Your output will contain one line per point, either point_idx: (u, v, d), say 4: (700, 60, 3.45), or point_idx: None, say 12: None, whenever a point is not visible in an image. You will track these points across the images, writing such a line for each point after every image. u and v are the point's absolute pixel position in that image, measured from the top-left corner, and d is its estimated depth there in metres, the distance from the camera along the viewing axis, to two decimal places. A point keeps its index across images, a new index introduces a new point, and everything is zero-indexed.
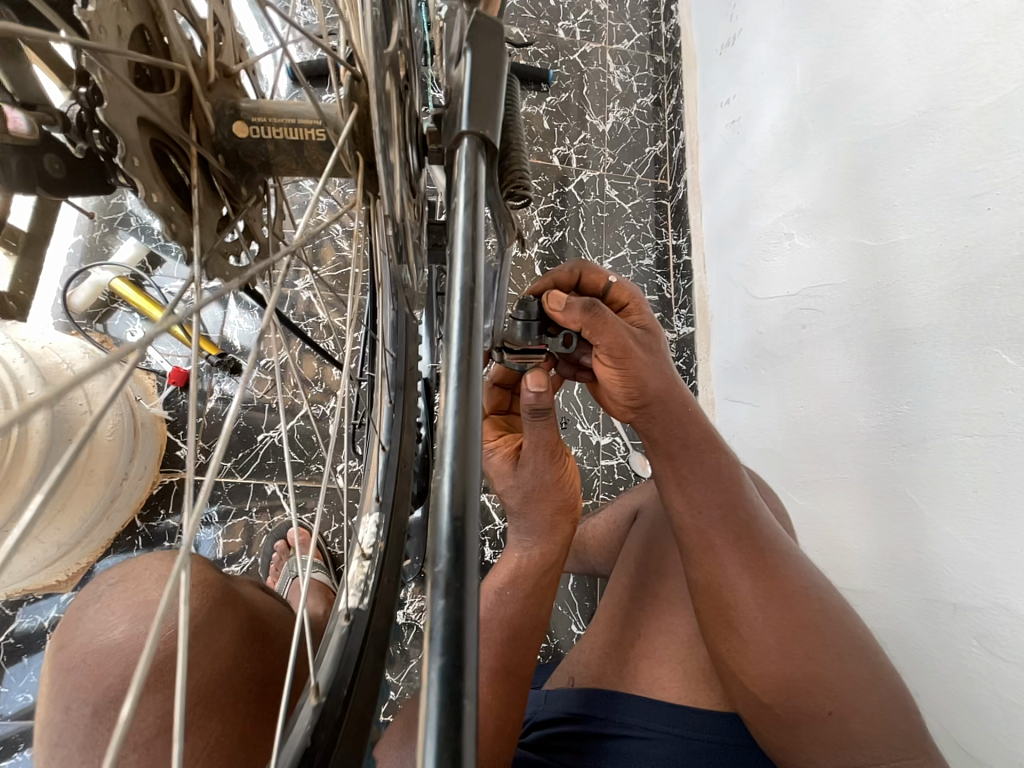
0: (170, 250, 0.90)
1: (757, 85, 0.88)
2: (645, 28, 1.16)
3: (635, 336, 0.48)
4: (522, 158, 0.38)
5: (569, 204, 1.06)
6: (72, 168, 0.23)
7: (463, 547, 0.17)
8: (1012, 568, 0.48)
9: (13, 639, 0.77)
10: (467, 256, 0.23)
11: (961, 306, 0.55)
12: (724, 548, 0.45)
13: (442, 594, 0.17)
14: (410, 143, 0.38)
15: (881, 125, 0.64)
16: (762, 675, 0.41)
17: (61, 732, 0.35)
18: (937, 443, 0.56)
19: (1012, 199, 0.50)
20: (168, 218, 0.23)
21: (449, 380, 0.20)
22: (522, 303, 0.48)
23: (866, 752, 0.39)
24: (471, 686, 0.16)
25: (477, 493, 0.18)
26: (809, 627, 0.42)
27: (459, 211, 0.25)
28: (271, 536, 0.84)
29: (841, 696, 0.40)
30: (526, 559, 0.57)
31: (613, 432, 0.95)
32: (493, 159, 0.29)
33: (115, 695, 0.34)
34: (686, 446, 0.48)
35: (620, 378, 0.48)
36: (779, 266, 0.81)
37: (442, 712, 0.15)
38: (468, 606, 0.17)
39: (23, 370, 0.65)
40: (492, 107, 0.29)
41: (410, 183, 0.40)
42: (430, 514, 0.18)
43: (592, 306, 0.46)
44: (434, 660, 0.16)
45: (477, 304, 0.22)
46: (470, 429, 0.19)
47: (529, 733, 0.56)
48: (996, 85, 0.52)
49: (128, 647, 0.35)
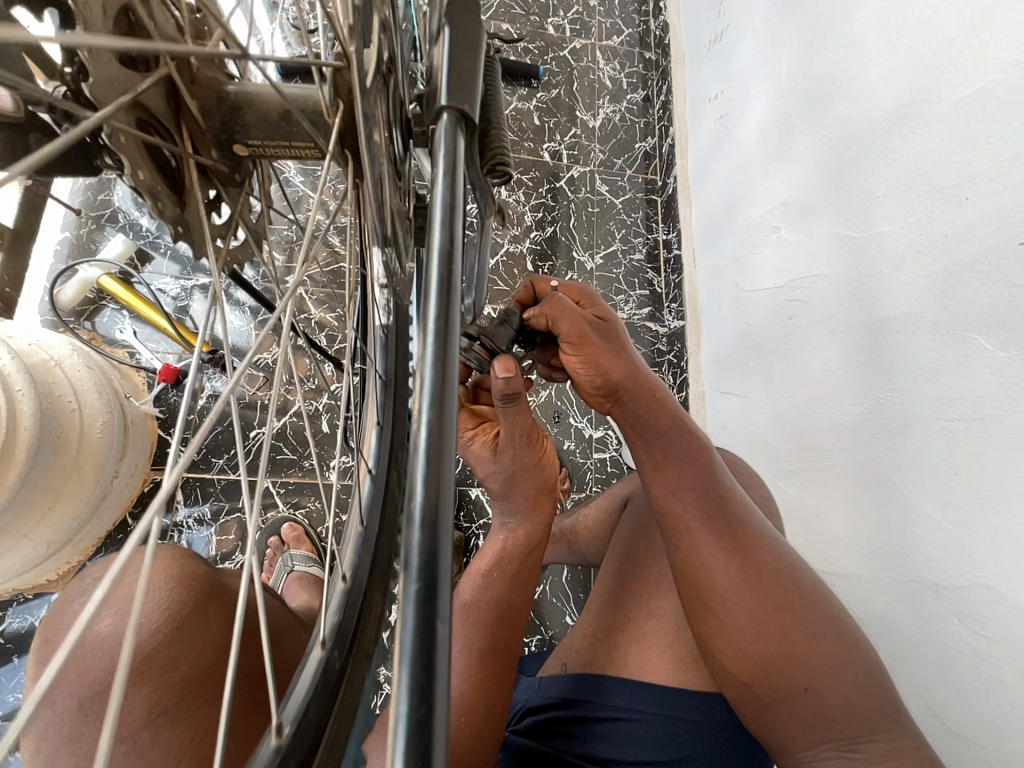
0: (160, 246, 0.89)
1: (744, 81, 0.89)
2: (634, 25, 1.17)
3: (593, 322, 0.51)
4: (503, 135, 0.38)
5: (560, 199, 1.06)
6: (58, 150, 0.23)
7: (438, 485, 0.19)
8: (993, 548, 0.50)
9: (3, 639, 0.76)
10: (444, 223, 0.25)
11: (941, 294, 0.56)
12: (700, 528, 0.46)
13: (418, 526, 0.18)
14: (396, 125, 0.39)
15: (864, 119, 0.66)
16: (740, 649, 0.42)
17: (47, 726, 0.34)
18: (920, 429, 0.58)
19: (991, 188, 0.51)
20: (155, 197, 0.23)
21: (427, 337, 0.22)
22: (501, 319, 0.50)
23: (844, 725, 0.40)
24: (444, 609, 0.17)
25: (451, 438, 0.20)
26: (782, 598, 0.43)
27: (438, 180, 0.26)
28: (264, 532, 0.84)
29: (815, 672, 0.41)
30: (510, 540, 0.58)
31: (605, 425, 0.96)
32: (472, 134, 0.30)
33: (101, 688, 0.34)
34: (658, 432, 0.50)
35: (583, 366, 0.50)
36: (766, 258, 0.82)
37: (415, 634, 0.16)
38: (441, 537, 0.18)
39: (13, 370, 0.63)
40: (471, 82, 0.30)
41: (396, 166, 0.41)
42: (409, 460, 0.20)
43: (553, 296, 0.50)
44: (410, 590, 0.17)
45: (455, 265, 0.24)
46: (446, 386, 0.21)
47: (523, 719, 0.57)
48: (974, 77, 0.53)
49: (114, 642, 0.35)
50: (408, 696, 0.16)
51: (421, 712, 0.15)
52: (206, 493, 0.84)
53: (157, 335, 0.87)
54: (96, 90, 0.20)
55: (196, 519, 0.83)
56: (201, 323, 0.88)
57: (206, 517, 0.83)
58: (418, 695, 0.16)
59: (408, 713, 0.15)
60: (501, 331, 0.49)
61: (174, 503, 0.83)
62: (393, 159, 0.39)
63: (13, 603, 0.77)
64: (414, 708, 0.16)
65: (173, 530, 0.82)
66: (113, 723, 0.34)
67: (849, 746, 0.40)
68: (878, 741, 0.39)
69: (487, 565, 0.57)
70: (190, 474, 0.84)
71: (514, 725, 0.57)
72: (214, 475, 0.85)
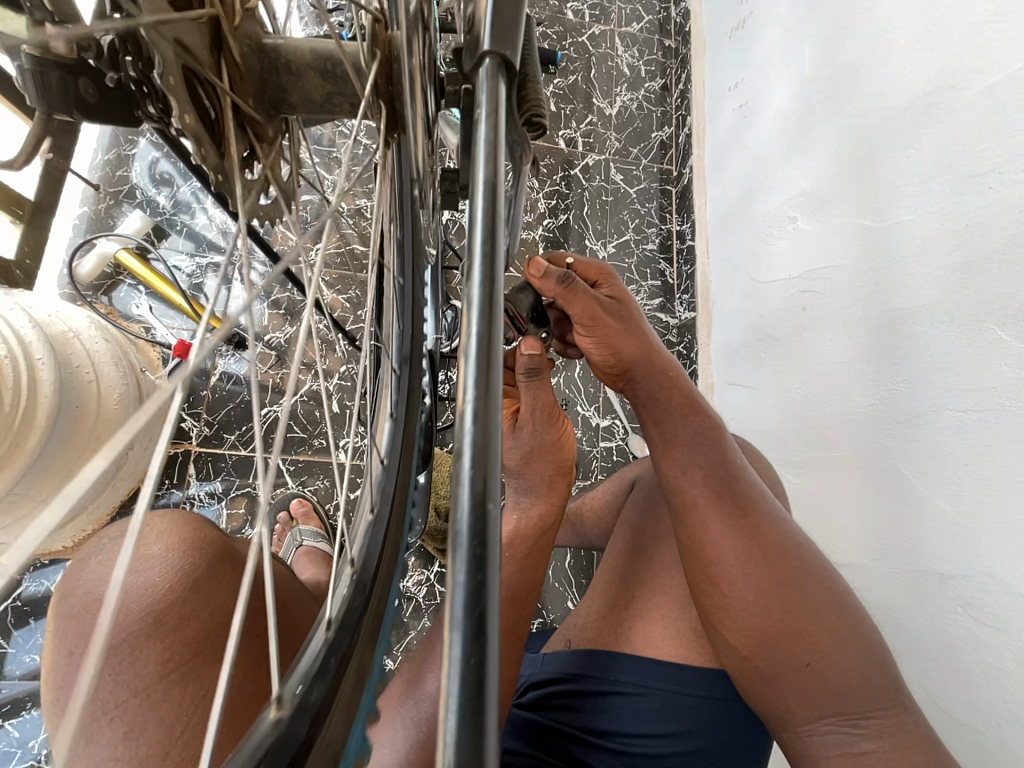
0: (176, 224, 0.90)
1: (765, 69, 0.88)
2: (654, 11, 1.16)
3: (605, 302, 0.50)
4: (538, 88, 0.41)
5: (574, 187, 1.06)
6: (105, 96, 0.24)
7: (488, 390, 0.20)
8: (1000, 539, 0.50)
9: (20, 602, 0.78)
10: (488, 158, 0.26)
11: (960, 284, 0.55)
12: (708, 505, 0.46)
13: (473, 419, 0.19)
14: (432, 87, 0.40)
15: (887, 108, 0.65)
16: (745, 616, 0.43)
17: (61, 678, 0.33)
18: (932, 420, 0.58)
19: (1014, 177, 0.51)
20: (199, 141, 0.24)
21: (474, 258, 0.23)
22: (519, 287, 0.51)
23: (848, 696, 0.40)
24: (495, 493, 0.18)
25: (499, 344, 0.21)
26: (787, 565, 0.44)
27: (481, 121, 0.27)
28: (274, 508, 0.85)
29: (819, 646, 0.41)
30: (523, 521, 0.59)
31: (613, 414, 0.96)
32: (512, 81, 0.31)
33: (116, 642, 0.34)
34: (669, 410, 0.51)
35: (596, 345, 0.51)
36: (782, 249, 0.82)
37: (471, 512, 0.17)
38: (492, 430, 0.19)
39: (32, 338, 0.65)
40: (513, 30, 0.31)
41: (428, 127, 0.42)
42: (461, 364, 0.20)
43: (567, 279, 0.48)
44: (464, 469, 0.18)
45: (498, 197, 0.25)
46: (494, 299, 0.22)
47: (527, 692, 0.58)
48: (1001, 64, 0.52)
49: (131, 595, 0.35)
50: (465, 566, 0.17)
51: (477, 583, 0.16)
52: (218, 469, 0.86)
53: (172, 312, 0.88)
54: (149, 32, 0.21)
55: (207, 493, 0.85)
56: (216, 302, 0.89)
57: (218, 492, 0.85)
58: (475, 564, 0.17)
59: (466, 582, 0.16)
60: (522, 298, 0.50)
61: (187, 477, 0.85)
62: (426, 120, 0.41)
63: (30, 568, 0.80)
64: (471, 578, 0.16)
65: (184, 502, 0.84)
66: (128, 675, 0.33)
67: (849, 720, 0.40)
68: (879, 716, 0.40)
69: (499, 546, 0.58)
70: (202, 448, 0.86)
71: (518, 699, 0.59)
72: (225, 451, 0.86)
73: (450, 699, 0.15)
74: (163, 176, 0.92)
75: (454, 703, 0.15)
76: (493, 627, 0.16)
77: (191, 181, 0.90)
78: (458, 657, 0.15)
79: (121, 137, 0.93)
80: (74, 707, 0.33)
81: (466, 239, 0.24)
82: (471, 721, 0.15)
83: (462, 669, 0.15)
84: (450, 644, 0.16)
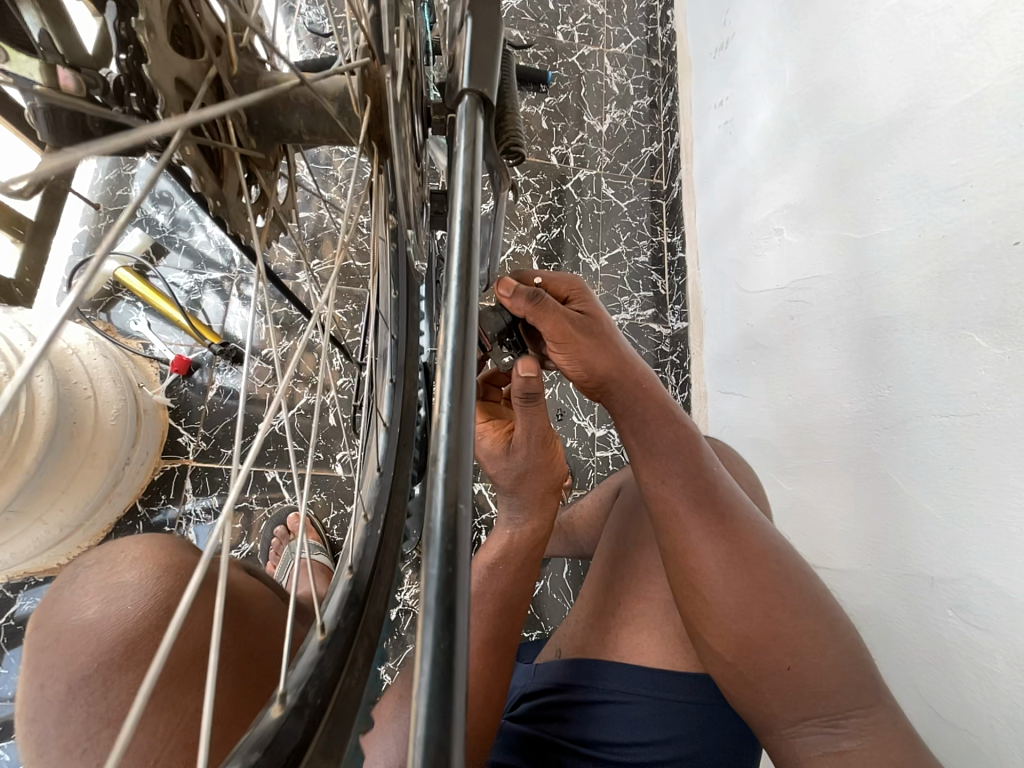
0: (175, 242, 0.92)
1: (749, 87, 0.91)
2: (642, 32, 1.20)
3: (575, 319, 0.53)
4: (517, 120, 0.43)
5: (567, 201, 1.08)
6: (112, 128, 0.25)
7: (462, 402, 0.21)
8: (987, 541, 0.50)
9: (13, 622, 0.78)
10: (466, 186, 0.27)
11: (940, 292, 0.57)
12: (688, 513, 0.47)
13: (447, 427, 0.20)
14: (418, 113, 0.42)
15: (865, 124, 0.67)
16: (726, 622, 0.44)
17: (35, 711, 0.32)
18: (917, 425, 0.59)
19: (986, 189, 0.53)
20: (199, 170, 0.25)
21: (452, 279, 0.24)
22: (495, 308, 0.55)
23: (826, 700, 0.41)
24: (466, 492, 0.19)
25: (473, 357, 0.22)
26: (766, 571, 0.45)
27: (460, 153, 0.29)
28: (271, 522, 0.86)
29: (798, 651, 0.42)
30: (516, 536, 0.60)
31: (607, 424, 0.97)
32: (491, 116, 0.33)
33: (88, 674, 0.33)
34: (646, 422, 0.52)
35: (569, 360, 0.53)
36: (769, 260, 0.84)
37: (443, 513, 0.18)
38: (466, 433, 0.20)
39: (31, 354, 0.65)
40: (491, 69, 0.33)
41: (417, 150, 0.44)
42: (437, 376, 0.21)
43: (534, 298, 0.51)
44: (439, 474, 0.19)
45: (475, 222, 0.26)
46: (469, 317, 0.23)
47: (519, 704, 0.58)
48: (971, 82, 0.54)
49: (104, 627, 0.34)
50: (437, 560, 0.18)
51: (448, 577, 0.17)
52: (215, 483, 0.86)
53: (170, 327, 0.89)
54: (153, 69, 0.22)
55: (204, 508, 0.85)
56: (213, 317, 0.90)
57: (215, 507, 0.85)
58: (446, 558, 0.18)
59: (438, 575, 0.17)
60: (491, 319, 0.54)
61: (184, 493, 0.85)
62: (413, 145, 0.42)
63: (24, 586, 0.79)
64: (443, 571, 0.17)
65: (181, 519, 0.84)
66: (102, 707, 0.33)
67: (830, 721, 0.41)
68: (858, 717, 0.41)
69: (493, 558, 0.60)
70: (199, 463, 0.86)
71: (510, 711, 0.59)
72: (222, 465, 0.86)
73: (422, 680, 0.16)
74: (161, 195, 0.94)
75: (425, 682, 0.16)
76: (462, 616, 0.17)
77: (190, 200, 0.92)
78: (430, 643, 0.16)
79: (122, 157, 0.95)
80: (46, 739, 0.32)
81: (445, 262, 0.25)
82: (441, 700, 0.15)
83: (433, 657, 0.16)
84: (423, 632, 0.16)
